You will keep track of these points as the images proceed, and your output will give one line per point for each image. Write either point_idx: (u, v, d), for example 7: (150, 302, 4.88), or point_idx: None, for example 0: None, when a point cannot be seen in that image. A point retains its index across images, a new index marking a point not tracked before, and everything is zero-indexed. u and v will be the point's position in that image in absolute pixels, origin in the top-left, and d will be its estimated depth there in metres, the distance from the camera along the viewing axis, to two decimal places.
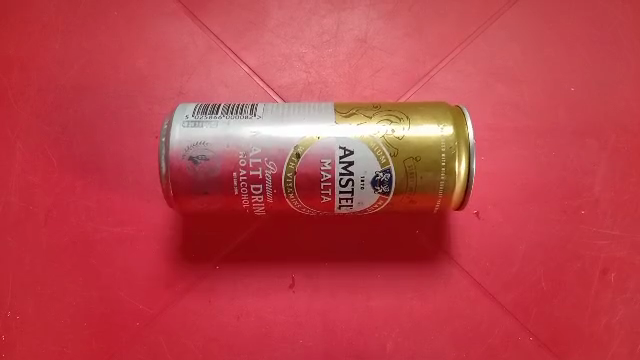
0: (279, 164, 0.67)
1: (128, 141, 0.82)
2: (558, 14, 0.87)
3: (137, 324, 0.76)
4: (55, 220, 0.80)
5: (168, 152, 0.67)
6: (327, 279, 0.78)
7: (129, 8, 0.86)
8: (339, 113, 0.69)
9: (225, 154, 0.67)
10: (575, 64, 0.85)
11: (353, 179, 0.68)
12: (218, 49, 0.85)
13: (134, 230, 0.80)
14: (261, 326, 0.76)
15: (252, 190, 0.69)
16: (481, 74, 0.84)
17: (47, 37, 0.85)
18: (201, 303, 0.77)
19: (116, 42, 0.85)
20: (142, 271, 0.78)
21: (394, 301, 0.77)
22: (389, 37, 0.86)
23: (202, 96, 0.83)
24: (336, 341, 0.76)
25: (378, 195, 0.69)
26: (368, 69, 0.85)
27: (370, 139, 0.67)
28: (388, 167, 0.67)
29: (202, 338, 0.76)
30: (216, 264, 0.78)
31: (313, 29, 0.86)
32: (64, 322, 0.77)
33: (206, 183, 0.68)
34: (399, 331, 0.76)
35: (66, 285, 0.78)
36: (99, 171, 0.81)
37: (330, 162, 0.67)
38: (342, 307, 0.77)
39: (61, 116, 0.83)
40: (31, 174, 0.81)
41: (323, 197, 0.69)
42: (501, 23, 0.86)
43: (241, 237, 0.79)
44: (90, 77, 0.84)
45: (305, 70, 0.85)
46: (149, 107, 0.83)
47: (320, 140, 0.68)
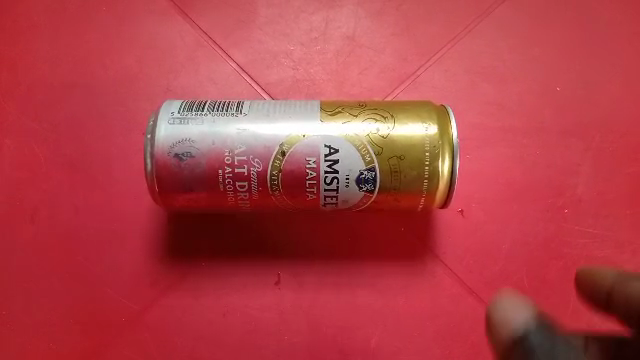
0: (264, 161, 0.68)
1: (116, 137, 0.82)
2: (547, 13, 0.87)
3: (123, 320, 0.77)
4: (42, 217, 0.79)
5: (154, 149, 0.67)
6: (313, 276, 0.78)
7: (118, 5, 0.86)
8: (325, 112, 0.70)
9: (211, 151, 0.67)
10: (562, 64, 0.86)
11: (338, 177, 0.68)
12: (206, 46, 0.85)
13: (119, 225, 0.80)
14: (247, 323, 0.77)
15: (237, 187, 0.69)
16: (467, 73, 0.85)
17: (35, 33, 0.85)
18: (187, 299, 0.77)
19: (104, 38, 0.85)
20: (128, 267, 0.78)
21: (379, 298, 0.78)
22: (377, 36, 0.86)
23: (190, 94, 0.84)
24: (321, 339, 0.76)
25: (363, 193, 0.69)
26: (356, 68, 0.85)
27: (356, 137, 0.68)
28: (373, 166, 0.68)
29: (187, 336, 0.76)
30: (202, 261, 0.79)
31: (301, 26, 0.86)
32: (50, 318, 0.77)
33: (192, 181, 0.68)
34: (383, 328, 0.77)
35: (51, 281, 0.78)
36: (85, 168, 0.81)
37: (315, 161, 0.68)
38: (327, 305, 0.77)
39: (48, 112, 0.83)
40: (18, 170, 0.81)
41: (308, 195, 0.70)
42: (489, 22, 0.87)
43: (226, 234, 0.79)
44: (77, 73, 0.84)
45: (293, 68, 0.85)
46: (136, 104, 0.83)
47: (306, 138, 0.68)
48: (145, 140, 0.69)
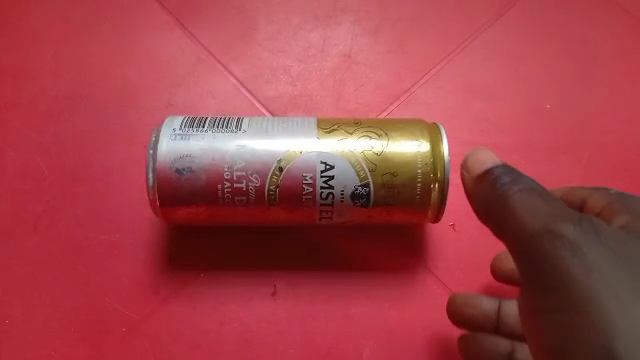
0: (262, 177, 0.70)
1: (117, 149, 0.84)
2: (535, 34, 0.90)
3: (123, 328, 0.78)
4: (45, 227, 0.81)
5: (155, 164, 0.69)
6: (308, 287, 0.80)
7: (121, 21, 0.89)
8: (321, 130, 0.72)
9: (211, 166, 0.69)
10: (552, 83, 0.88)
11: (334, 192, 0.70)
12: (207, 61, 0.88)
13: (120, 236, 0.81)
14: (243, 332, 0.78)
15: (236, 201, 0.71)
16: (460, 90, 0.87)
17: (41, 48, 0.88)
18: (185, 309, 0.79)
19: (107, 53, 0.88)
20: (128, 277, 0.80)
21: (372, 310, 0.80)
22: (373, 53, 0.89)
23: (189, 107, 0.86)
24: (316, 348, 0.78)
25: (358, 208, 0.71)
26: (352, 84, 0.87)
27: (351, 155, 0.70)
28: (367, 182, 0.70)
29: (185, 344, 0.78)
30: (201, 271, 0.81)
31: (299, 43, 0.89)
32: (51, 326, 0.78)
33: (192, 195, 0.70)
34: (376, 339, 0.79)
35: (53, 289, 0.79)
36: (88, 179, 0.83)
37: (312, 176, 0.70)
38: (322, 315, 0.79)
39: (52, 124, 0.85)
40: (22, 181, 0.83)
41: (305, 209, 0.71)
42: (480, 41, 0.89)
43: (224, 245, 0.81)
44: (80, 86, 0.87)
45: (292, 84, 0.87)
46: (137, 116, 0.85)
47: (303, 155, 0.70)
48: (147, 155, 0.71)
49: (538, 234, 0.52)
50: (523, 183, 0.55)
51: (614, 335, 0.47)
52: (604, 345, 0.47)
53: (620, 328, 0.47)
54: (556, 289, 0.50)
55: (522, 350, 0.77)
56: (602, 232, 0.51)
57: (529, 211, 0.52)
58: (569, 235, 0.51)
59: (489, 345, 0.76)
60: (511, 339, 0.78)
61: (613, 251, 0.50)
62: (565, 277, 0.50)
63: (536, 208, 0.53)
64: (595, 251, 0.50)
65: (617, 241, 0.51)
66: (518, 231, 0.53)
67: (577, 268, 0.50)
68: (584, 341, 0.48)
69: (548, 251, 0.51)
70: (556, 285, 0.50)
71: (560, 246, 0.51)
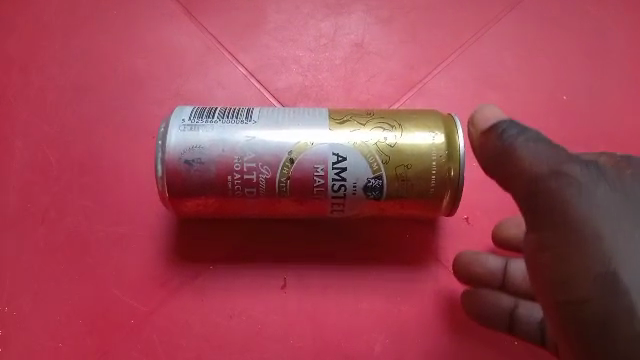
0: (273, 169, 0.68)
1: (127, 140, 0.83)
2: (550, 24, 0.89)
3: (131, 321, 0.77)
4: (53, 219, 0.80)
5: (164, 155, 0.68)
6: (318, 280, 0.79)
7: (129, 10, 0.88)
8: (333, 120, 0.70)
9: (221, 158, 0.68)
10: (568, 74, 0.87)
11: (346, 185, 0.69)
12: (216, 51, 0.86)
13: (128, 228, 0.80)
14: (253, 326, 0.77)
15: (246, 193, 0.69)
16: (474, 80, 0.85)
17: (49, 38, 0.87)
18: (194, 302, 0.78)
19: (116, 43, 0.87)
20: (137, 269, 0.79)
21: (383, 304, 0.78)
22: (386, 43, 0.87)
23: (199, 97, 0.84)
24: (327, 343, 0.77)
25: (370, 201, 0.70)
26: (364, 74, 0.86)
27: (364, 146, 0.69)
28: (380, 174, 0.68)
29: (194, 338, 0.76)
30: (210, 264, 0.79)
31: (310, 33, 0.88)
32: (59, 319, 0.77)
33: (201, 186, 0.69)
34: (387, 333, 0.77)
35: (61, 282, 0.78)
36: (96, 170, 0.82)
37: (323, 168, 0.68)
38: (333, 309, 0.78)
39: (60, 115, 0.84)
40: (30, 173, 0.82)
41: (316, 201, 0.70)
42: (495, 31, 0.88)
43: (233, 238, 0.80)
44: (88, 76, 0.85)
45: (302, 74, 0.86)
46: (146, 107, 0.84)
47: (314, 146, 0.69)
48: (156, 145, 0.69)
49: (545, 176, 0.53)
50: (527, 134, 0.56)
51: (622, 270, 0.49)
52: (613, 282, 0.49)
53: (628, 264, 0.49)
54: (567, 227, 0.51)
55: (525, 307, 0.74)
56: (606, 174, 0.53)
57: (537, 159, 0.54)
58: (576, 176, 0.52)
59: (490, 301, 0.75)
60: (516, 298, 0.76)
61: (615, 189, 0.52)
62: (572, 214, 0.51)
63: (542, 154, 0.54)
64: (602, 189, 0.52)
65: (619, 181, 0.53)
66: (526, 175, 0.54)
67: (583, 205, 0.51)
68: (591, 277, 0.50)
69: (556, 192, 0.52)
70: (567, 223, 0.51)
71: (565, 185, 0.52)
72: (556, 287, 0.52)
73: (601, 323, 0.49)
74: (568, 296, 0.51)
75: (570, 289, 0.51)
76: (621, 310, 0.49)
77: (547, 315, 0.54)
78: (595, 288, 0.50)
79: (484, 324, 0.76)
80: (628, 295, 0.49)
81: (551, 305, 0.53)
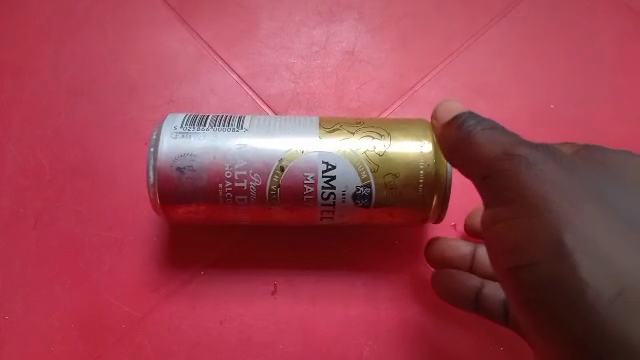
0: (263, 176, 0.69)
1: (119, 145, 0.84)
2: (540, 34, 0.90)
3: (122, 326, 0.78)
4: (46, 223, 0.81)
5: (156, 162, 0.69)
6: (308, 286, 0.80)
7: (123, 16, 0.89)
8: (323, 129, 0.71)
9: (212, 166, 0.69)
10: (556, 83, 0.88)
11: (335, 193, 0.70)
12: (209, 58, 0.87)
13: (121, 233, 0.81)
14: (243, 331, 0.78)
15: (237, 200, 0.70)
16: (463, 89, 0.87)
17: (43, 43, 0.88)
18: (185, 307, 0.79)
19: (109, 48, 0.88)
20: (128, 274, 0.80)
21: (372, 310, 0.79)
22: (377, 51, 0.88)
23: (191, 104, 0.85)
24: (316, 348, 0.77)
25: (359, 209, 0.71)
26: (355, 82, 0.87)
27: (353, 155, 0.70)
28: (369, 182, 0.69)
29: (185, 342, 0.77)
30: (201, 270, 0.80)
31: (302, 40, 0.89)
32: (51, 322, 0.78)
33: (192, 193, 0.69)
34: (375, 339, 0.78)
35: (53, 286, 0.79)
36: (89, 175, 0.83)
37: (313, 176, 0.69)
38: (322, 315, 0.79)
39: (54, 120, 0.85)
40: (24, 177, 0.83)
41: (306, 209, 0.71)
42: (485, 40, 0.89)
43: (224, 244, 0.81)
44: (82, 82, 0.86)
45: (294, 81, 0.87)
46: (139, 112, 0.85)
47: (304, 154, 0.70)
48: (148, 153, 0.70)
49: (502, 161, 0.54)
50: (483, 122, 0.57)
51: (565, 230, 0.50)
52: (556, 240, 0.50)
53: (572, 226, 0.50)
54: (525, 207, 0.52)
55: (491, 288, 0.76)
56: (558, 157, 0.54)
57: (493, 143, 0.55)
58: (529, 158, 0.53)
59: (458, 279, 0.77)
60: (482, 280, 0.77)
61: (568, 172, 0.53)
62: (521, 186, 0.52)
63: (497, 139, 0.55)
64: (554, 171, 0.53)
65: (572, 165, 0.55)
66: (483, 159, 0.55)
67: (533, 178, 0.52)
68: (537, 239, 0.50)
69: (512, 174, 0.53)
70: (524, 203, 0.52)
71: (519, 167, 0.53)
72: (507, 254, 0.53)
73: (551, 288, 0.50)
74: (518, 260, 0.52)
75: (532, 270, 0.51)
76: (564, 267, 0.49)
77: (501, 285, 0.55)
78: (541, 248, 0.50)
79: (451, 302, 0.78)
80: (570, 252, 0.49)
81: (504, 273, 0.53)
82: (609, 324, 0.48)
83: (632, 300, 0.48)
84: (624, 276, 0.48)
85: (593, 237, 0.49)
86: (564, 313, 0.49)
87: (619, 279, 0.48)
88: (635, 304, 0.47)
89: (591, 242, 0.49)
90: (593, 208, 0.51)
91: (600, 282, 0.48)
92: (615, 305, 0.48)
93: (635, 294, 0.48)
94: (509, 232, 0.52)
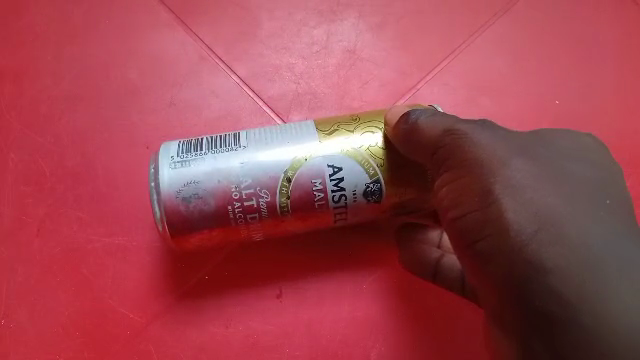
0: (272, 191, 0.68)
1: (121, 150, 0.83)
2: (543, 29, 0.89)
3: (128, 333, 0.77)
4: (48, 230, 0.80)
5: (160, 195, 0.67)
6: (314, 291, 0.79)
7: (121, 19, 0.88)
8: (322, 133, 0.70)
9: (218, 189, 0.68)
10: (560, 77, 0.87)
11: (346, 194, 0.69)
12: (209, 60, 0.86)
13: (123, 238, 0.80)
14: (249, 336, 0.77)
15: (248, 219, 0.69)
16: (467, 86, 0.86)
17: (41, 49, 0.87)
18: (190, 312, 0.78)
19: (108, 52, 0.87)
20: (132, 280, 0.79)
21: (379, 312, 0.78)
22: (378, 49, 0.87)
23: (192, 107, 0.85)
24: (322, 351, 0.77)
25: (371, 205, 0.70)
26: (357, 81, 0.86)
27: (356, 153, 0.69)
28: (377, 178, 0.69)
29: (190, 348, 0.77)
30: (204, 275, 0.79)
31: (303, 40, 0.88)
32: (55, 331, 0.77)
33: (201, 221, 0.68)
34: (383, 340, 0.77)
35: (57, 293, 0.78)
36: (90, 181, 0.82)
37: (321, 182, 0.69)
38: (327, 318, 0.78)
39: (54, 127, 0.84)
40: (25, 184, 0.82)
41: (319, 214, 0.70)
42: (487, 36, 0.88)
43: (225, 252, 0.80)
44: (81, 87, 0.85)
45: (295, 82, 0.86)
46: (140, 117, 0.84)
47: (308, 161, 0.69)
48: (149, 188, 0.69)
49: (443, 137, 0.60)
50: (426, 112, 0.64)
51: (495, 179, 0.53)
52: (486, 189, 0.53)
53: (500, 173, 0.53)
54: (463, 169, 0.56)
55: (449, 260, 0.74)
56: (493, 128, 0.58)
57: (436, 125, 0.61)
58: (465, 130, 0.58)
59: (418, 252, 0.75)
60: (443, 250, 0.75)
61: (500, 135, 0.57)
62: (461, 153, 0.57)
63: (438, 123, 0.61)
64: (485, 135, 0.57)
65: (508, 133, 0.58)
66: (429, 141, 0.61)
67: (469, 144, 0.57)
68: (472, 192, 0.54)
69: (451, 147, 0.58)
70: (462, 167, 0.56)
71: (458, 138, 0.58)
72: (452, 211, 0.56)
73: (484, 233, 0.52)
74: (458, 213, 0.55)
75: (467, 222, 0.54)
76: (492, 208, 0.52)
77: (452, 246, 0.57)
78: (476, 196, 0.53)
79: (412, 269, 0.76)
80: (496, 196, 0.52)
81: (451, 230, 0.56)
82: (528, 255, 0.49)
83: (550, 233, 0.49)
84: (544, 214, 0.50)
85: (518, 179, 0.52)
86: (493, 252, 0.51)
87: (537, 214, 0.50)
88: (554, 237, 0.49)
89: (513, 184, 0.52)
90: (523, 158, 0.54)
91: (522, 223, 0.50)
92: (535, 239, 0.49)
93: (555, 227, 0.49)
94: (453, 191, 0.56)
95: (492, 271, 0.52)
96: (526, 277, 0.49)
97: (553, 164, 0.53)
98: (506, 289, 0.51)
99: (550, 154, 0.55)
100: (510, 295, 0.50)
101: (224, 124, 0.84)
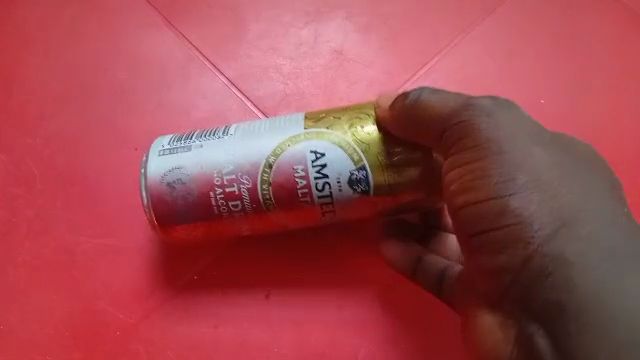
0: (253, 178, 0.68)
1: (109, 151, 0.83)
2: (531, 27, 0.89)
3: (117, 333, 0.78)
4: (37, 232, 0.81)
5: (147, 182, 0.69)
6: (301, 290, 0.79)
7: (109, 21, 0.88)
8: (308, 120, 0.69)
9: (201, 175, 0.68)
10: (547, 75, 0.87)
11: (329, 182, 0.67)
12: (198, 61, 0.87)
13: (112, 239, 0.81)
14: (237, 336, 0.78)
15: (231, 207, 0.69)
16: (454, 85, 0.86)
17: (30, 51, 0.87)
18: (178, 313, 0.79)
19: (97, 54, 0.87)
20: (121, 281, 0.79)
21: (367, 311, 0.78)
22: (365, 49, 0.88)
23: (180, 109, 0.85)
24: (309, 349, 0.77)
25: (359, 196, 0.68)
26: (344, 82, 0.86)
27: (340, 139, 0.67)
28: (362, 165, 0.67)
29: (179, 348, 0.77)
30: (194, 274, 0.80)
31: (290, 41, 0.88)
32: (46, 332, 0.78)
33: (185, 209, 0.69)
34: (371, 338, 0.77)
35: (47, 294, 0.79)
36: (79, 182, 0.82)
37: (303, 168, 0.67)
38: (315, 317, 0.78)
39: (43, 128, 0.84)
40: (15, 186, 0.82)
41: (304, 205, 0.69)
42: (474, 35, 0.88)
43: (214, 252, 0.80)
44: (70, 89, 0.86)
45: (283, 82, 0.86)
46: (128, 119, 0.84)
47: (292, 147, 0.68)
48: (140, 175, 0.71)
49: (458, 110, 0.59)
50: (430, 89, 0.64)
51: (516, 172, 0.54)
52: (506, 180, 0.54)
53: (522, 165, 0.54)
54: (478, 150, 0.57)
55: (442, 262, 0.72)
56: (506, 103, 0.59)
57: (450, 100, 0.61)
58: (484, 104, 0.58)
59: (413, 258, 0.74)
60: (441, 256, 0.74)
61: (516, 115, 0.58)
62: (476, 133, 0.57)
63: (449, 99, 0.61)
64: (503, 114, 0.57)
65: (521, 111, 0.59)
66: (439, 118, 0.61)
67: (486, 124, 0.57)
68: (490, 180, 0.55)
69: (466, 122, 0.58)
70: (478, 147, 0.57)
71: (474, 114, 0.58)
72: (464, 192, 0.57)
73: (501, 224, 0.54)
74: (471, 199, 0.56)
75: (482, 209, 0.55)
76: (513, 202, 0.54)
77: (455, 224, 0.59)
78: (494, 185, 0.55)
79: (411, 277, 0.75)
80: (517, 190, 0.54)
81: (458, 211, 0.58)
82: (546, 253, 0.52)
83: (570, 231, 0.52)
84: (564, 211, 0.52)
85: (540, 173, 0.54)
86: (509, 242, 0.54)
87: (557, 212, 0.52)
88: (572, 236, 0.52)
89: (534, 179, 0.54)
90: (541, 150, 0.56)
91: (543, 219, 0.53)
92: (556, 237, 0.52)
93: (575, 225, 0.52)
94: (467, 175, 0.57)
95: (505, 260, 0.54)
96: (543, 270, 0.52)
97: (568, 156, 0.56)
98: (521, 279, 0.54)
99: (563, 143, 0.57)
100: (524, 283, 0.53)
101: (212, 125, 0.85)
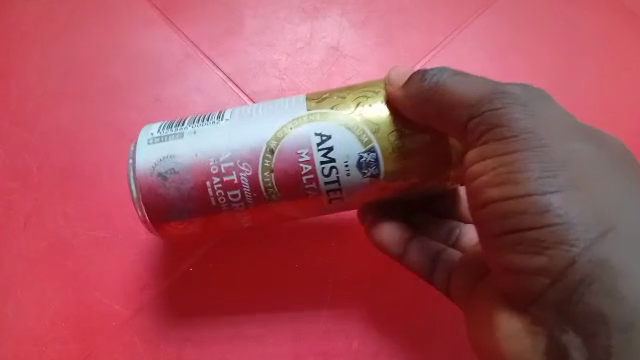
0: (253, 165, 0.67)
1: (106, 145, 0.84)
2: (526, 23, 0.89)
3: (113, 324, 0.78)
4: (34, 225, 0.81)
5: (136, 174, 0.68)
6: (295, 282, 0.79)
7: (106, 17, 0.89)
8: (311, 101, 0.68)
9: (196, 164, 0.67)
10: (542, 71, 0.87)
11: (336, 166, 0.66)
12: (195, 56, 0.87)
13: (108, 233, 0.81)
14: (232, 327, 0.78)
15: (230, 197, 0.68)
16: None
17: (27, 47, 0.87)
18: (174, 305, 0.79)
19: (94, 50, 0.87)
20: (117, 274, 0.80)
21: (361, 304, 0.79)
22: (361, 45, 0.88)
23: (177, 104, 0.85)
24: (304, 341, 0.77)
25: (367, 179, 0.66)
26: (340, 77, 0.87)
27: (347, 121, 0.66)
28: (372, 147, 0.65)
29: (175, 339, 0.78)
30: (189, 267, 0.80)
31: (286, 37, 0.89)
32: (41, 324, 0.78)
33: (179, 201, 0.68)
34: (365, 330, 0.78)
35: (43, 287, 0.79)
36: (76, 176, 0.83)
37: (308, 152, 0.66)
38: (310, 309, 0.79)
39: (40, 123, 0.84)
40: (11, 180, 0.82)
41: (309, 192, 0.67)
42: (469, 32, 0.89)
43: (209, 246, 0.81)
44: (66, 84, 0.86)
45: (279, 77, 0.87)
46: (125, 114, 0.85)
47: (293, 132, 0.66)
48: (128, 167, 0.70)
49: (488, 97, 0.57)
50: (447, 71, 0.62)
51: (557, 170, 0.53)
52: (547, 177, 0.53)
53: (563, 162, 0.54)
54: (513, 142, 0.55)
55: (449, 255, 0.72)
56: (536, 92, 0.57)
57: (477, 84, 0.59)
58: (516, 94, 0.57)
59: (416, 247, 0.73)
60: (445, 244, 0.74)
61: (548, 107, 0.57)
62: (509, 124, 0.56)
63: (475, 83, 0.59)
64: (537, 106, 0.56)
65: (549, 101, 0.58)
66: (463, 103, 0.59)
67: (521, 115, 0.56)
68: (528, 175, 0.54)
69: (496, 110, 0.57)
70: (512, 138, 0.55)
71: (508, 103, 0.57)
72: (494, 186, 0.56)
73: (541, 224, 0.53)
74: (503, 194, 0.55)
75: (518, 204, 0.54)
76: (555, 200, 0.53)
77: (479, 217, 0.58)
78: (534, 181, 0.54)
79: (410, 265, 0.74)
80: (559, 189, 0.53)
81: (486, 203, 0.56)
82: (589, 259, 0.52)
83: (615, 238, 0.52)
84: (606, 215, 0.52)
85: (580, 172, 0.53)
86: (549, 243, 0.53)
87: (599, 216, 0.52)
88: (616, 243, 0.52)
89: (575, 179, 0.53)
90: (579, 146, 0.55)
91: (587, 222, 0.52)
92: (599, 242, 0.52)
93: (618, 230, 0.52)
94: (501, 167, 0.56)
95: (540, 261, 0.54)
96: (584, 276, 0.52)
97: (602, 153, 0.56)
98: (556, 283, 0.53)
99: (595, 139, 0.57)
100: (561, 287, 0.53)
101: None
